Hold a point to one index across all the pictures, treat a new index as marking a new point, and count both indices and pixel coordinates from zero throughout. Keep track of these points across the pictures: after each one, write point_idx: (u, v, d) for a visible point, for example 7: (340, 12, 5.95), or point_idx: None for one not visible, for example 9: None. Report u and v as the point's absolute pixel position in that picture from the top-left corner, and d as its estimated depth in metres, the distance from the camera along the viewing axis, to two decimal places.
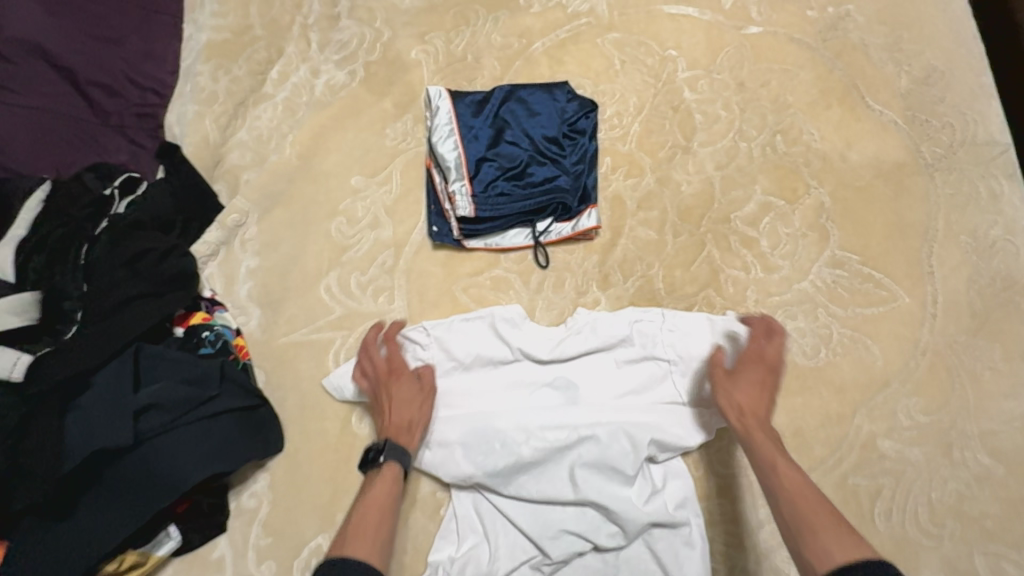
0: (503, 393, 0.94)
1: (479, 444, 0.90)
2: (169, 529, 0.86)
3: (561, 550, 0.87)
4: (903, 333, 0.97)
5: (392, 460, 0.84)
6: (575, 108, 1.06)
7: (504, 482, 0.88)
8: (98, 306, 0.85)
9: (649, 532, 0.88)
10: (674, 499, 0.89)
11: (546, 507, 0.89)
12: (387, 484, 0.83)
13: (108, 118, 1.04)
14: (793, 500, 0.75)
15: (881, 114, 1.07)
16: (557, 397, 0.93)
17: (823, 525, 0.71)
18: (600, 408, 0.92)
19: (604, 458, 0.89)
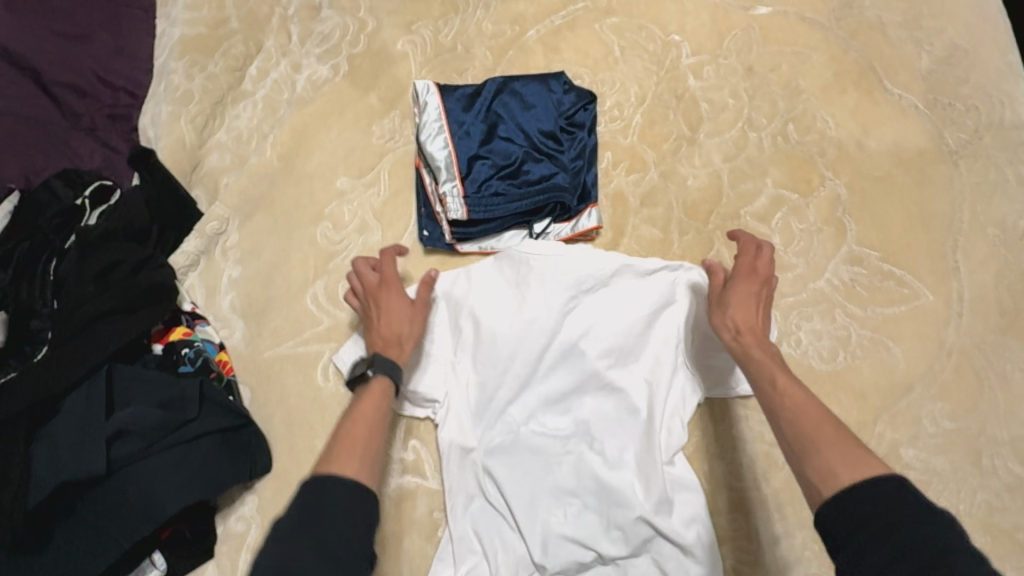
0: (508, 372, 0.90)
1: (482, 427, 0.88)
2: (153, 556, 0.83)
3: (560, 557, 0.82)
4: (926, 334, 0.91)
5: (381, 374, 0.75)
6: (572, 100, 0.99)
7: (504, 474, 0.86)
8: (67, 326, 0.80)
9: (655, 544, 0.83)
10: (683, 514, 0.83)
11: (545, 507, 0.84)
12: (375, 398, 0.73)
13: (78, 121, 1.00)
14: (793, 419, 0.62)
15: (901, 99, 1.00)
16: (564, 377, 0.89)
17: (829, 441, 0.58)
18: (606, 397, 0.88)
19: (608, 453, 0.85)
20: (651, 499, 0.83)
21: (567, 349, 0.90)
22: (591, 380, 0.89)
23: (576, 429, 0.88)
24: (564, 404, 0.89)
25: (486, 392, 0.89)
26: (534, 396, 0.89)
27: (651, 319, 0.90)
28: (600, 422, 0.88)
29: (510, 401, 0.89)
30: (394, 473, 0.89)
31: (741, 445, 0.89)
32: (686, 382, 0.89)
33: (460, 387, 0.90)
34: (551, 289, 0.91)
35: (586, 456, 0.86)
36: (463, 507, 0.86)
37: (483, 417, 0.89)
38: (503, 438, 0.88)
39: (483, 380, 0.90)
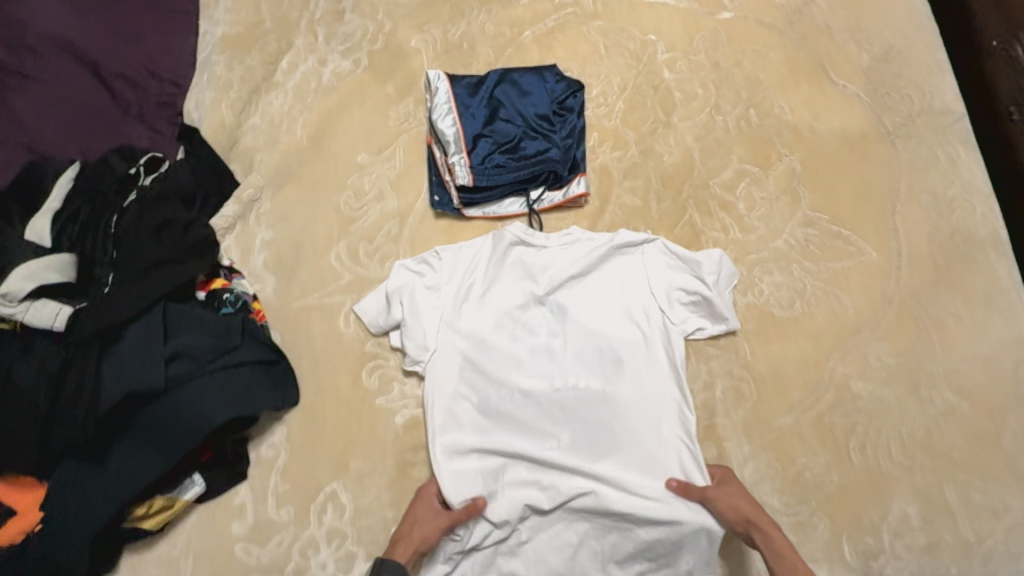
0: (504, 323, 1.02)
1: (481, 371, 0.99)
2: (194, 475, 0.93)
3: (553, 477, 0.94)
4: (871, 284, 1.05)
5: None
6: (563, 88, 1.15)
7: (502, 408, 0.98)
8: (128, 271, 0.91)
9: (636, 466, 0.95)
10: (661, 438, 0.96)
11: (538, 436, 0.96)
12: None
13: (129, 108, 1.14)
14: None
15: (845, 88, 1.17)
16: (553, 328, 1.03)
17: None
18: (589, 343, 1.01)
19: (592, 391, 0.99)
20: (632, 434, 0.96)
21: (555, 309, 1.04)
22: (576, 330, 1.02)
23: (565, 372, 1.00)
24: (554, 350, 1.01)
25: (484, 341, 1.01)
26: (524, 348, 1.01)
27: (627, 281, 1.05)
28: (585, 365, 1.00)
29: (506, 348, 1.01)
30: (408, 405, 1.01)
31: (712, 381, 1.01)
32: (661, 332, 1.02)
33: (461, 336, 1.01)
34: (541, 257, 1.06)
35: (573, 401, 0.98)
36: (462, 447, 0.96)
37: (483, 362, 1.00)
38: (500, 380, 0.99)
39: (482, 335, 1.01)
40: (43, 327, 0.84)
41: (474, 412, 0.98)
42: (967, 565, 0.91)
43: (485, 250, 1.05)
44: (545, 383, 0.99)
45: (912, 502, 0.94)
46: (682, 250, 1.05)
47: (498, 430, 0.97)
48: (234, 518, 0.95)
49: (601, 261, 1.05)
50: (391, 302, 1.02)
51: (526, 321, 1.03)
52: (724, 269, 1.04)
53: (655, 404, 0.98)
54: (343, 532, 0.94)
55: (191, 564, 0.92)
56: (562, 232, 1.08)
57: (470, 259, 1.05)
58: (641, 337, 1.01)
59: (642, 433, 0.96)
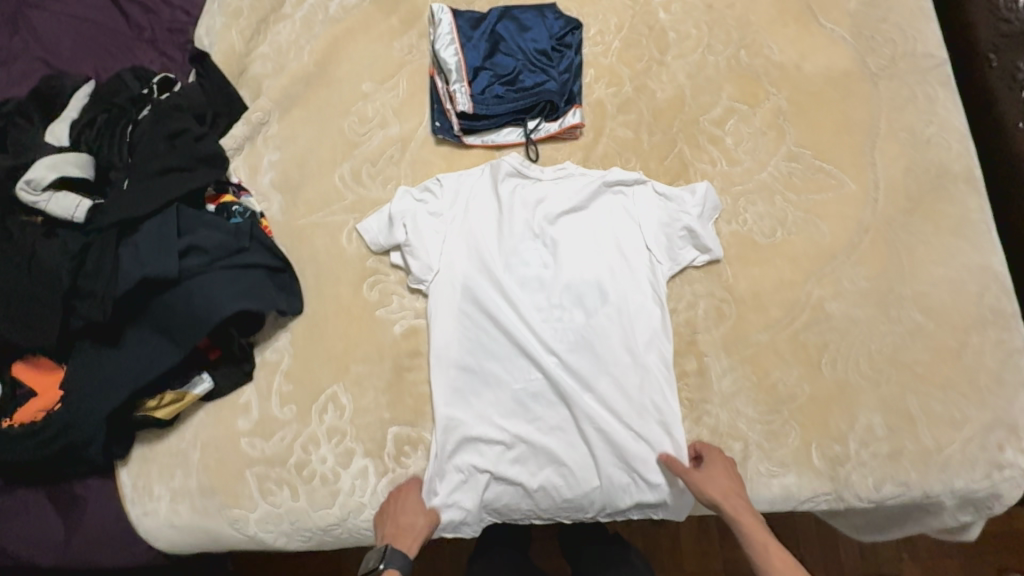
0: (499, 250, 1.06)
1: (475, 296, 1.04)
2: (203, 372, 0.99)
3: (539, 397, 1.01)
4: (848, 213, 1.10)
5: (392, 567, 0.93)
6: (562, 25, 1.19)
7: (493, 333, 1.03)
8: (143, 172, 0.96)
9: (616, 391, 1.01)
10: (640, 367, 1.02)
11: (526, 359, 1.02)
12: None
13: (142, 33, 1.20)
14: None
15: (833, 31, 1.20)
16: (544, 258, 1.07)
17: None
18: (579, 273, 1.05)
19: (579, 319, 1.04)
20: (614, 363, 1.02)
21: (547, 242, 1.08)
22: (567, 260, 1.06)
23: (554, 301, 1.05)
24: (544, 280, 1.06)
25: (478, 268, 1.05)
26: (517, 276, 1.06)
27: (618, 218, 1.09)
28: (574, 295, 1.05)
29: (500, 275, 1.04)
30: (406, 316, 1.06)
31: (695, 301, 1.07)
32: (648, 267, 1.06)
33: (456, 261, 1.05)
34: (536, 190, 1.10)
35: (560, 330, 1.04)
36: (456, 364, 1.02)
37: (476, 287, 1.04)
38: (493, 304, 1.03)
39: (477, 263, 1.05)
40: (65, 216, 0.90)
41: (466, 336, 1.03)
42: (924, 469, 0.98)
43: (483, 183, 1.10)
44: (534, 312, 1.04)
45: (877, 412, 1.00)
46: (670, 188, 1.10)
47: (488, 354, 1.02)
48: (240, 414, 1.00)
49: (594, 197, 1.09)
50: (394, 224, 1.07)
51: (520, 252, 1.07)
52: (707, 201, 1.09)
53: (637, 335, 1.03)
54: (342, 430, 1.00)
55: (200, 453, 0.99)
56: (557, 166, 1.13)
57: (468, 190, 1.09)
58: (629, 272, 1.06)
59: (624, 362, 1.02)
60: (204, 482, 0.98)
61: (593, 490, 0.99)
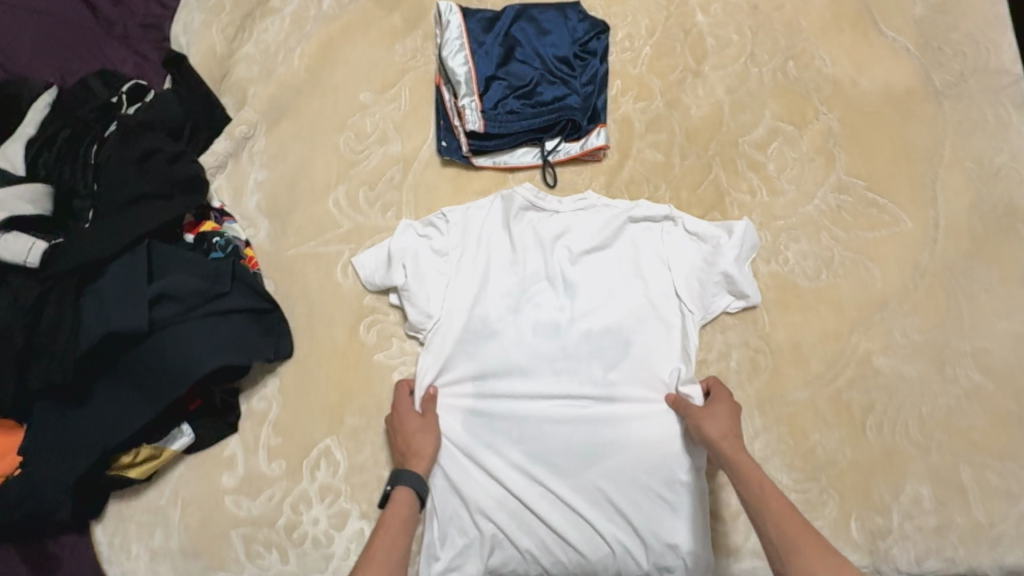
0: (507, 292, 0.96)
1: (480, 342, 0.94)
2: (181, 426, 0.90)
3: (548, 455, 0.91)
4: (903, 255, 0.98)
5: (403, 487, 0.83)
6: (586, 29, 1.05)
7: (499, 382, 0.93)
8: (110, 204, 0.85)
9: (633, 450, 0.91)
10: (660, 426, 0.91)
11: (535, 412, 0.92)
12: (400, 508, 0.82)
13: (112, 28, 1.06)
14: (778, 522, 0.71)
15: (894, 41, 1.06)
16: (558, 300, 0.97)
17: (809, 546, 0.67)
18: (595, 318, 0.95)
19: (593, 369, 0.94)
20: (633, 420, 0.91)
21: (563, 283, 0.97)
22: (583, 304, 0.96)
23: (568, 348, 0.95)
24: (557, 323, 0.95)
25: (484, 311, 0.95)
26: (527, 320, 0.95)
27: (643, 258, 0.98)
28: (589, 341, 0.95)
29: (508, 320, 0.95)
30: (407, 362, 0.96)
31: (727, 351, 0.96)
32: (673, 313, 0.95)
33: (460, 302, 0.95)
34: (553, 224, 0.99)
35: (574, 381, 0.93)
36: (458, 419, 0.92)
37: (482, 333, 0.94)
38: (500, 352, 0.94)
39: (483, 305, 0.95)
40: (16, 260, 0.79)
41: (470, 387, 0.93)
42: (975, 547, 0.88)
43: (494, 215, 0.99)
44: (546, 361, 0.94)
45: (926, 482, 0.91)
46: (703, 225, 0.98)
47: (493, 407, 0.92)
48: (224, 470, 0.91)
49: (616, 233, 0.98)
50: (392, 264, 0.96)
51: (532, 293, 0.97)
52: (744, 242, 0.97)
53: (659, 390, 0.93)
54: (336, 489, 0.91)
55: (180, 511, 0.90)
56: (578, 196, 1.01)
57: (477, 223, 0.98)
58: (654, 319, 0.95)
59: (646, 420, 0.91)
60: (184, 543, 0.90)
61: (605, 558, 0.88)
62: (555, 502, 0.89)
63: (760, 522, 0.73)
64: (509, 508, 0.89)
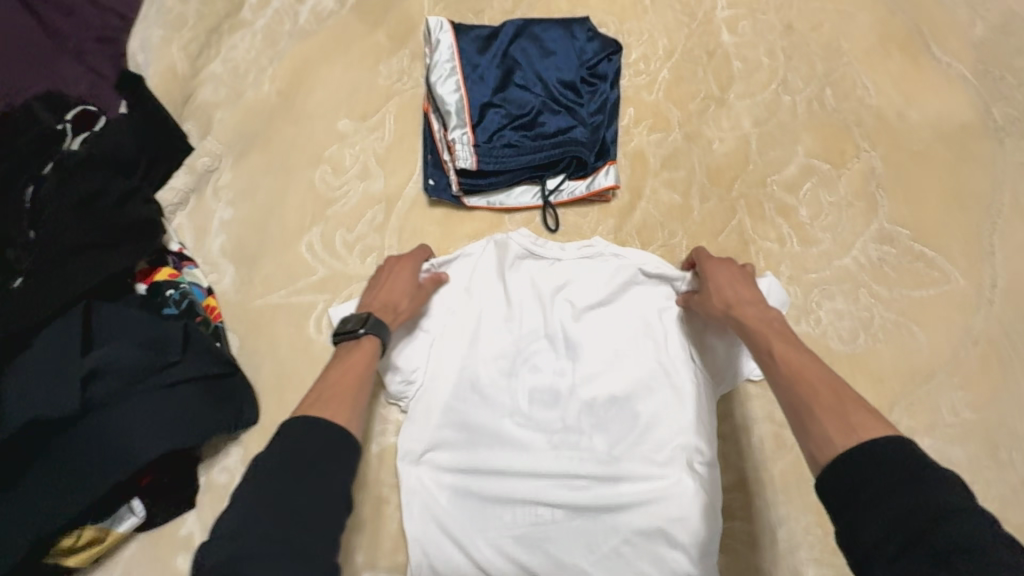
0: (499, 353, 0.85)
1: (467, 412, 0.83)
2: (131, 503, 0.79)
3: (543, 542, 0.78)
4: (951, 318, 0.86)
5: (374, 334, 0.73)
6: (595, 49, 0.92)
7: (488, 458, 0.81)
8: (44, 255, 0.74)
9: (639, 539, 0.77)
10: (672, 513, 0.77)
11: (528, 492, 0.80)
12: (364, 356, 0.71)
13: (63, 41, 0.90)
14: (791, 384, 0.61)
15: (949, 67, 0.93)
16: (557, 362, 0.85)
17: (823, 404, 0.57)
18: (598, 384, 0.84)
19: (596, 443, 0.82)
20: (640, 504, 0.78)
21: (563, 342, 0.86)
22: (584, 367, 0.85)
23: (567, 419, 0.83)
24: (556, 390, 0.84)
25: (473, 375, 0.84)
26: (521, 385, 0.84)
27: (654, 314, 0.86)
28: (591, 410, 0.83)
29: (500, 386, 0.84)
30: (386, 433, 0.87)
31: (748, 425, 0.86)
32: (687, 379, 0.83)
33: (446, 365, 0.84)
34: (553, 275, 0.87)
35: (573, 457, 0.81)
36: (443, 502, 0.80)
37: (470, 401, 0.83)
38: (489, 423, 0.82)
39: (472, 369, 0.84)
40: None
41: (456, 459, 0.82)
42: None
43: (487, 261, 0.87)
44: (543, 432, 0.83)
45: None
46: None
47: (481, 484, 0.81)
48: (179, 552, 0.81)
49: (624, 287, 0.86)
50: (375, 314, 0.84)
51: (529, 354, 0.85)
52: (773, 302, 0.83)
53: (670, 470, 0.79)
54: None
55: None
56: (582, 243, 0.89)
57: (470, 270, 0.87)
58: (667, 387, 0.83)
59: (656, 507, 0.78)
60: None
61: None
62: None
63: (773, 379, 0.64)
64: None
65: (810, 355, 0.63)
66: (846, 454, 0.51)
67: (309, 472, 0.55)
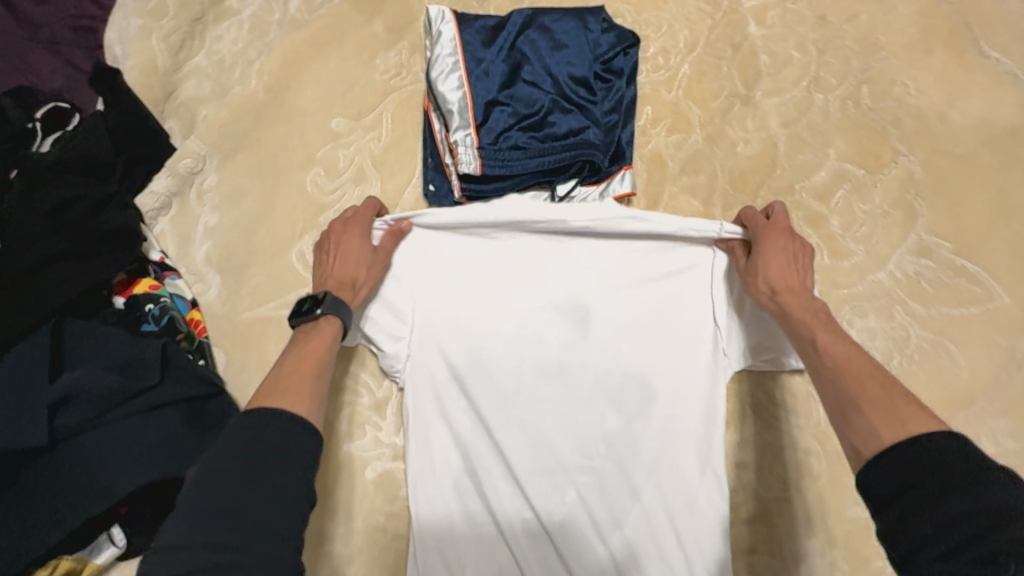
0: (504, 329, 0.79)
1: (471, 393, 0.78)
2: (112, 531, 0.74)
3: (558, 525, 0.75)
4: (994, 340, 0.79)
5: (333, 314, 0.67)
6: (611, 42, 0.84)
7: (496, 440, 0.77)
8: (11, 270, 0.69)
9: (656, 520, 0.75)
10: (689, 492, 0.76)
11: (539, 474, 0.76)
12: (323, 337, 0.65)
13: (37, 31, 0.85)
14: (836, 377, 0.58)
15: (997, 64, 0.86)
16: (567, 338, 0.80)
17: (872, 398, 0.53)
18: (610, 361, 0.79)
19: (609, 424, 0.78)
20: (656, 484, 0.76)
21: (573, 317, 0.80)
22: (596, 342, 0.79)
23: (578, 397, 0.78)
24: (565, 368, 0.79)
25: (476, 354, 0.78)
26: (528, 363, 0.79)
27: (672, 287, 0.80)
28: (603, 389, 0.79)
29: (505, 365, 0.79)
30: (382, 457, 0.81)
31: (770, 452, 0.81)
32: (706, 357, 0.79)
33: (448, 344, 0.79)
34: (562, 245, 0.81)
35: (586, 437, 0.77)
36: (448, 485, 0.77)
37: (474, 381, 0.78)
38: (495, 404, 0.78)
39: (476, 348, 0.79)
40: None
41: (461, 442, 0.77)
42: None
43: (491, 229, 0.79)
44: (553, 413, 0.78)
45: None
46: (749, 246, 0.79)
47: (490, 466, 0.77)
48: None
49: (639, 259, 0.80)
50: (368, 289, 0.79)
51: (537, 329, 0.80)
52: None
53: (686, 450, 0.77)
54: None
55: None
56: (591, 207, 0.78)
57: (472, 240, 0.80)
58: (684, 363, 0.79)
59: (672, 484, 0.76)
60: None
61: None
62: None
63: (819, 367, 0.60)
64: None
65: (857, 347, 0.60)
66: (900, 451, 0.47)
67: (270, 463, 0.50)
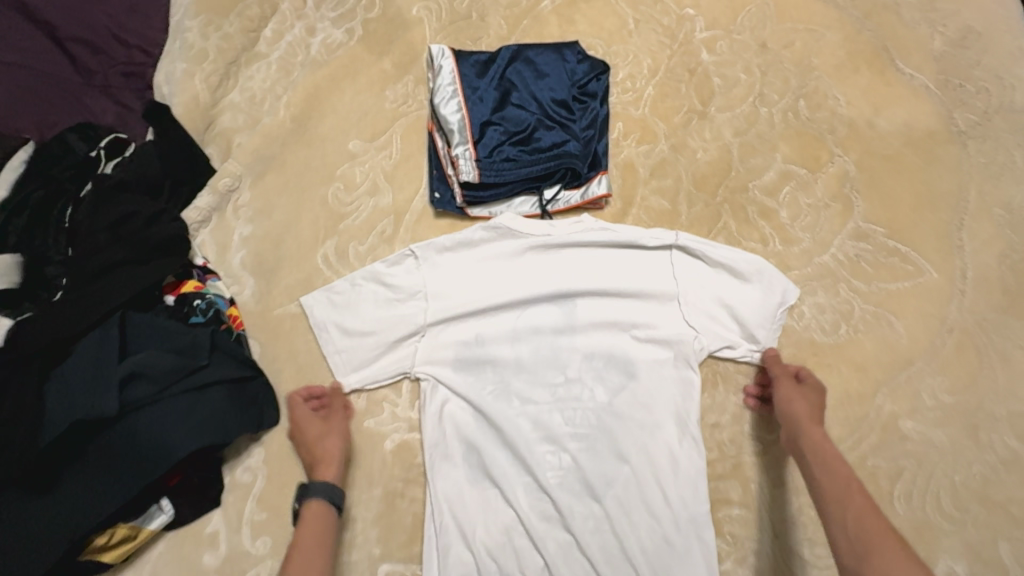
0: (502, 318, 0.92)
1: (474, 372, 0.90)
2: (161, 501, 0.83)
3: (555, 484, 0.85)
4: (928, 310, 0.92)
5: (316, 500, 0.79)
6: (585, 70, 0.99)
7: (497, 413, 0.88)
8: (83, 273, 0.82)
9: (641, 477, 0.85)
10: (667, 452, 0.87)
11: (537, 440, 0.87)
12: (311, 524, 0.78)
13: (92, 77, 0.98)
14: (856, 515, 0.70)
15: (912, 79, 1.01)
16: (556, 325, 0.92)
17: (887, 548, 0.66)
18: (594, 341, 0.91)
19: (597, 395, 0.89)
20: (639, 444, 0.87)
21: (561, 306, 0.92)
22: (582, 327, 0.92)
23: (568, 373, 0.90)
24: (556, 348, 0.91)
25: (480, 339, 0.91)
26: (523, 345, 0.91)
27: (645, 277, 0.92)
28: (589, 365, 0.90)
29: (504, 348, 0.91)
30: (399, 430, 0.91)
31: (742, 414, 0.91)
32: (679, 336, 0.90)
33: (453, 333, 0.91)
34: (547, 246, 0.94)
35: (576, 407, 0.89)
36: (457, 455, 0.88)
37: (477, 362, 0.90)
38: (495, 381, 0.90)
39: (477, 334, 0.91)
40: None
41: (469, 417, 0.89)
42: None
43: (489, 237, 0.94)
44: (547, 389, 0.89)
45: (960, 559, 0.82)
46: (705, 244, 0.92)
47: (494, 436, 0.88)
48: (205, 549, 0.85)
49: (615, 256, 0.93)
50: (383, 290, 0.91)
51: (530, 318, 0.92)
52: (775, 288, 0.91)
53: (664, 415, 0.88)
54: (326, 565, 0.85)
55: None
56: (570, 222, 0.95)
57: (471, 245, 0.93)
58: (656, 342, 0.90)
59: (654, 447, 0.87)
60: None
61: None
62: (564, 531, 0.84)
63: (838, 514, 0.72)
64: (515, 539, 0.84)
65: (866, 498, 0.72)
66: None
67: None
